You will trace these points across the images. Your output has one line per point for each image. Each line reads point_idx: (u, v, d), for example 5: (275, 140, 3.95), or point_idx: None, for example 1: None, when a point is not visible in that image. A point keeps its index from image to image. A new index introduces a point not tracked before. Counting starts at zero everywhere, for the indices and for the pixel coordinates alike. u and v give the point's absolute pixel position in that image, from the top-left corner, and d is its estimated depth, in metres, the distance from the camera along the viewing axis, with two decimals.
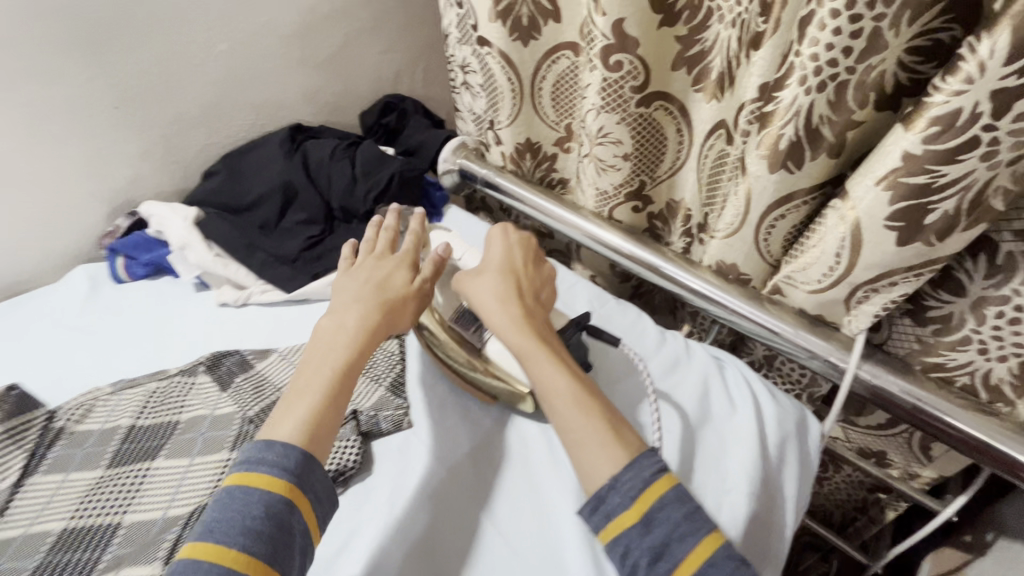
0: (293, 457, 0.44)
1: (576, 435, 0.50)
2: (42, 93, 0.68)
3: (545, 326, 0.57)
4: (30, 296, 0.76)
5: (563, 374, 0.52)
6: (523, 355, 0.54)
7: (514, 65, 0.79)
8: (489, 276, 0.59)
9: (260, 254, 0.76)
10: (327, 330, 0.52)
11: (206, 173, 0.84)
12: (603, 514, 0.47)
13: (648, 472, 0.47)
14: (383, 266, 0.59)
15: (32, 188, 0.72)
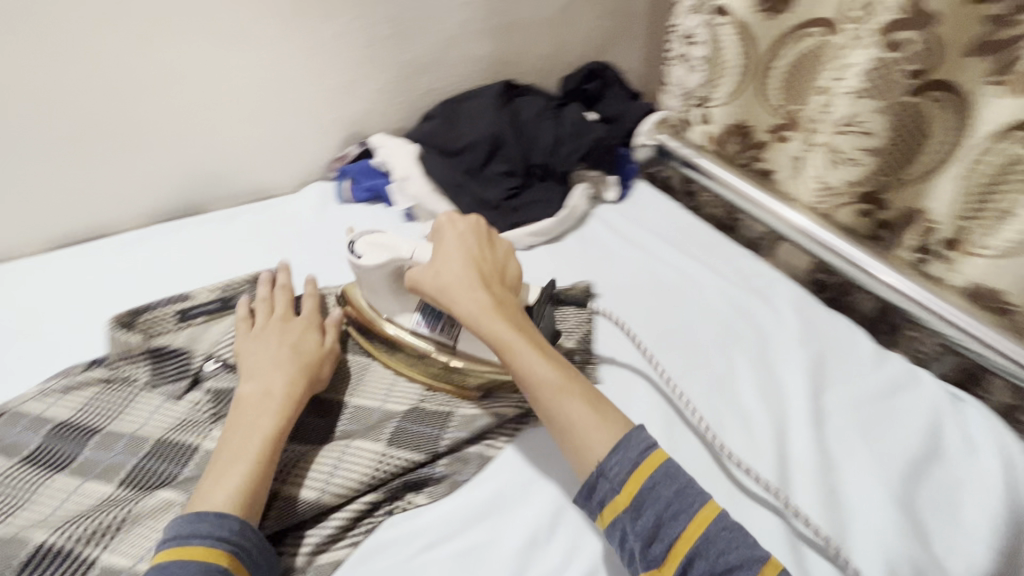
0: (230, 523, 0.41)
1: (573, 427, 0.46)
2: (318, 27, 0.78)
3: (512, 308, 0.52)
4: (272, 202, 0.88)
5: (547, 366, 0.47)
6: (501, 348, 0.49)
7: (749, 38, 0.73)
8: (455, 264, 0.52)
9: (466, 196, 0.81)
10: (249, 401, 0.49)
11: (423, 118, 0.91)
12: (598, 500, 0.44)
13: (634, 454, 0.44)
14: (286, 334, 0.55)
15: (293, 110, 0.83)
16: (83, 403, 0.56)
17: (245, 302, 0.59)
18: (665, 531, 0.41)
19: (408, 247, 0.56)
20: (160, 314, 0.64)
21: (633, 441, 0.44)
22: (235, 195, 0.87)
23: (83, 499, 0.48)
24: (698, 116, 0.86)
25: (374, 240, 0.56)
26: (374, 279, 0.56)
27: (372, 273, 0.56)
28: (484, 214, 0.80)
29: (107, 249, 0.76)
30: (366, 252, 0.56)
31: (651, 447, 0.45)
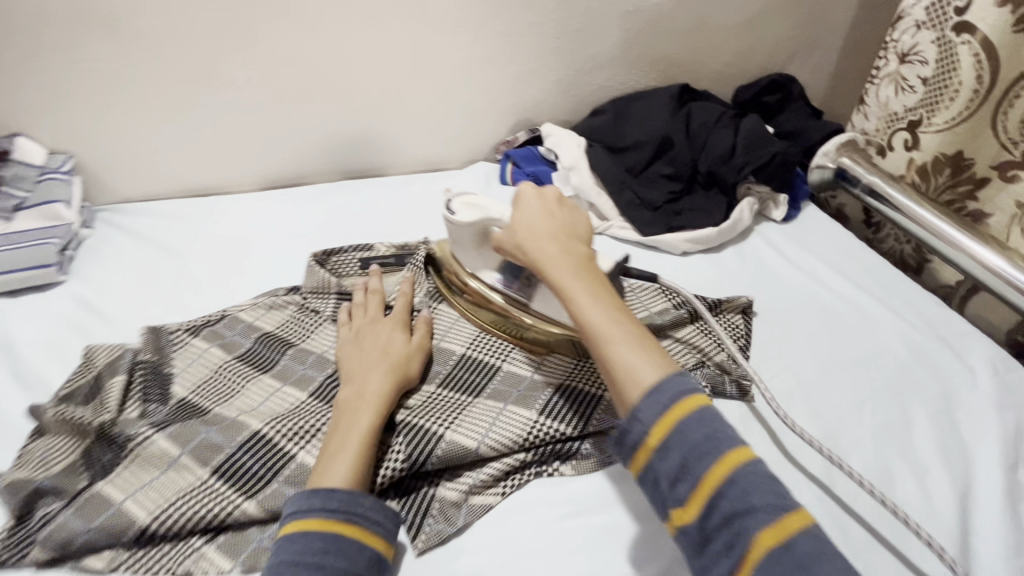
0: (338, 496, 0.44)
1: (621, 373, 0.42)
2: (519, 16, 0.82)
3: (579, 254, 0.49)
4: (438, 174, 0.95)
5: (600, 310, 0.45)
6: (561, 294, 0.47)
7: (993, 61, 0.66)
8: (535, 220, 0.51)
9: (629, 193, 0.81)
10: (348, 398, 0.51)
11: (592, 112, 0.93)
12: (629, 448, 0.40)
13: (666, 398, 0.39)
14: (374, 336, 0.57)
15: (478, 92, 0.89)
16: (282, 322, 0.65)
17: (344, 310, 0.62)
18: (689, 472, 0.37)
19: (497, 208, 0.56)
20: (343, 259, 0.72)
21: (666, 386, 0.40)
22: (410, 165, 0.95)
23: (286, 398, 0.56)
24: (901, 142, 0.79)
25: (468, 200, 0.57)
26: (463, 237, 0.58)
27: (463, 231, 0.57)
28: (644, 214, 0.80)
29: (304, 197, 0.87)
30: (461, 211, 0.57)
31: (690, 392, 0.40)
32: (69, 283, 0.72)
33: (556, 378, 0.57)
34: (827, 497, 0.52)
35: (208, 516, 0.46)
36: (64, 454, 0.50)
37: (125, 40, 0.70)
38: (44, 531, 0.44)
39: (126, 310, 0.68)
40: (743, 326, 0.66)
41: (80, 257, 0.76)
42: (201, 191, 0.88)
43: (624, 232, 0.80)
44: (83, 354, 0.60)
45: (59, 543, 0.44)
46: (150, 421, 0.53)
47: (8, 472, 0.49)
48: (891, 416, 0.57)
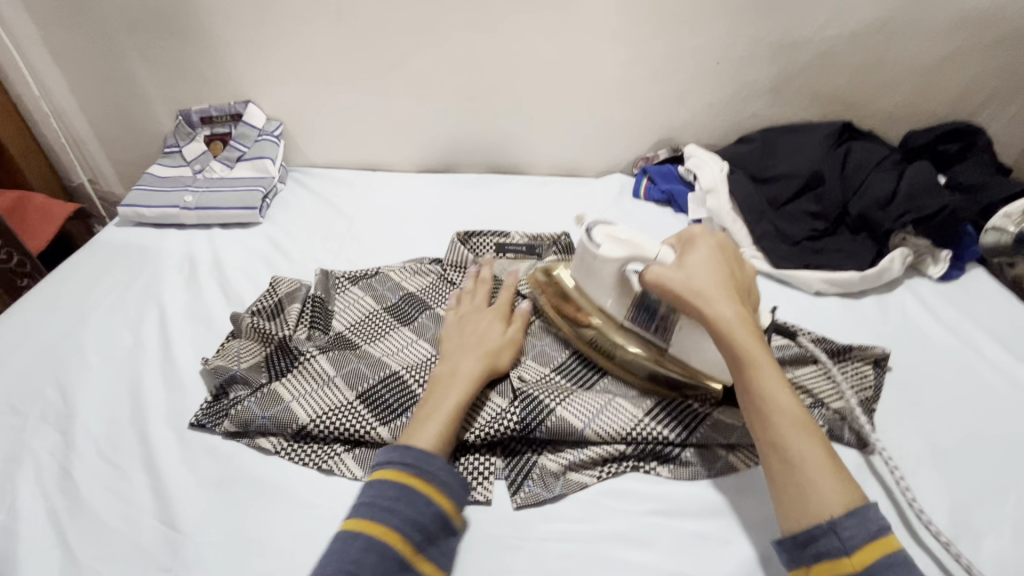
0: (415, 454, 0.47)
1: (807, 469, 0.42)
2: (683, 39, 0.84)
3: (756, 330, 0.49)
4: (575, 178, 1.00)
5: (786, 398, 0.45)
6: (742, 364, 0.47)
7: None
8: (718, 281, 0.51)
9: (767, 223, 0.80)
10: (443, 375, 0.55)
11: (740, 138, 0.92)
12: (810, 552, 0.41)
13: (868, 530, 0.39)
14: (475, 323, 0.61)
15: (628, 107, 0.92)
16: (423, 285, 0.74)
17: (454, 296, 0.67)
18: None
19: (651, 246, 0.56)
20: (481, 242, 0.79)
21: (872, 517, 0.40)
22: (550, 167, 1.01)
23: (420, 349, 0.64)
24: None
25: (616, 235, 0.57)
26: (605, 271, 0.57)
27: (608, 265, 0.57)
28: (779, 246, 0.78)
29: (453, 183, 0.97)
30: (605, 243, 0.57)
31: (887, 531, 0.40)
32: (264, 224, 0.88)
33: (664, 387, 0.59)
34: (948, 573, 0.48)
35: (349, 429, 0.55)
36: (252, 355, 0.62)
37: (343, 34, 0.85)
38: (234, 410, 0.56)
39: (303, 254, 0.82)
40: (873, 377, 0.62)
41: (274, 205, 0.92)
42: (371, 165, 1.02)
43: (754, 261, 0.78)
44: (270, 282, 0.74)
45: (243, 421, 0.55)
46: (315, 344, 0.64)
47: (212, 359, 0.62)
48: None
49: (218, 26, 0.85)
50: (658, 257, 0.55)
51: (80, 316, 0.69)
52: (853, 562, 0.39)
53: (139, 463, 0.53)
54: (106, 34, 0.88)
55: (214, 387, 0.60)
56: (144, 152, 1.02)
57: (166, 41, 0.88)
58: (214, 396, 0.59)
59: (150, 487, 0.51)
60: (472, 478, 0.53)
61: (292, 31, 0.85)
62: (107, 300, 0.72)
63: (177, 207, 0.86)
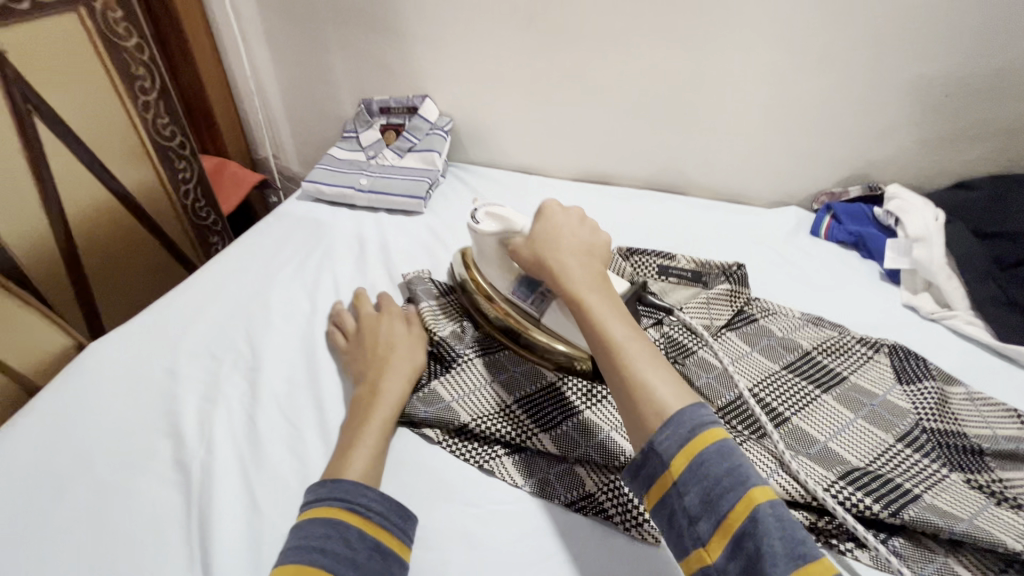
0: (342, 484, 0.46)
1: (643, 399, 0.42)
2: (904, 65, 0.75)
3: (596, 273, 0.53)
4: (742, 207, 0.93)
5: (609, 323, 0.48)
6: (575, 306, 0.50)
7: None
8: (562, 232, 0.56)
9: (993, 287, 0.67)
10: (364, 394, 0.55)
11: (958, 185, 0.79)
12: (645, 479, 0.41)
13: (688, 427, 0.40)
14: (375, 331, 0.61)
15: (820, 136, 0.84)
16: None
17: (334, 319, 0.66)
18: (714, 508, 0.37)
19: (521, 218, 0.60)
20: (645, 260, 0.76)
21: (686, 415, 0.40)
22: (714, 192, 0.95)
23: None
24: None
25: (493, 211, 0.61)
26: (486, 246, 0.61)
27: (486, 239, 0.61)
28: (1010, 317, 0.65)
29: (610, 196, 0.94)
30: (484, 220, 0.61)
31: (708, 424, 0.40)
32: (425, 214, 0.91)
33: (855, 456, 0.53)
34: None
35: (510, 434, 0.54)
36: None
37: (530, 37, 0.86)
38: None
39: (461, 247, 0.83)
40: None
41: (435, 197, 0.95)
42: (527, 170, 1.03)
43: (973, 329, 0.67)
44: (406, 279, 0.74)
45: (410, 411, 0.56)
46: (468, 344, 0.63)
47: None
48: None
49: (415, 24, 0.90)
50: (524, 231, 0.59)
51: (267, 277, 0.75)
52: (679, 472, 0.39)
53: (312, 426, 0.56)
54: (314, 25, 0.96)
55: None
56: (324, 136, 1.11)
57: (365, 36, 0.94)
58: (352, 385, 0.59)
59: (321, 451, 0.53)
60: (635, 512, 0.48)
61: (481, 32, 0.88)
62: (289, 266, 0.78)
63: (352, 188, 0.91)
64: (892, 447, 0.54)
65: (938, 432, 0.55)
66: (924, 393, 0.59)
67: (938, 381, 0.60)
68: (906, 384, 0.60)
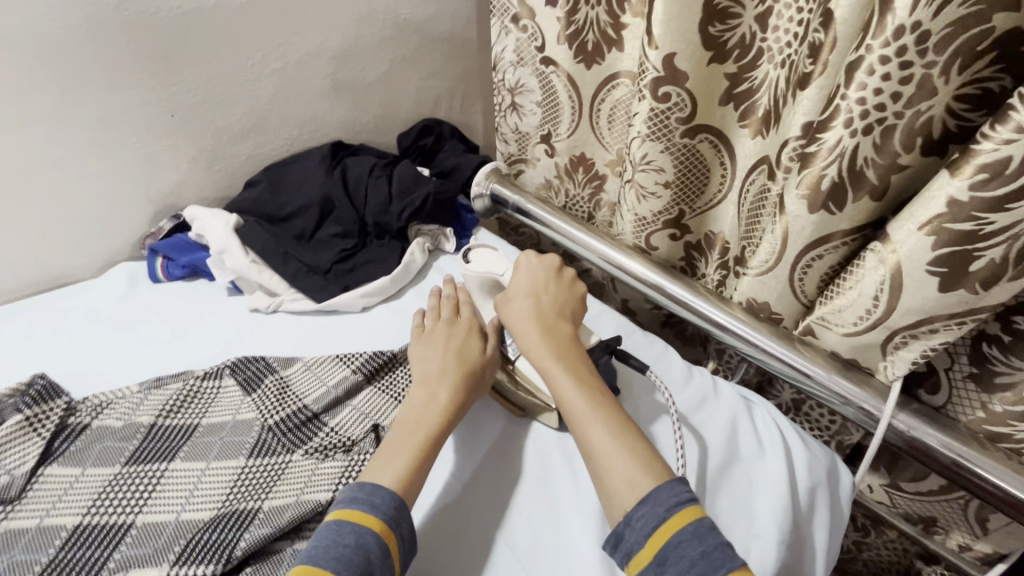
0: (383, 494, 0.47)
1: (615, 481, 0.48)
2: (105, 98, 0.72)
3: (564, 340, 0.58)
4: (67, 287, 0.80)
5: (580, 399, 0.52)
6: (563, 408, 0.53)
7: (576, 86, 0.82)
8: (516, 297, 0.61)
9: (295, 262, 0.78)
10: (416, 401, 0.55)
11: (247, 183, 0.87)
12: (624, 552, 0.45)
13: (664, 507, 0.44)
14: (456, 336, 0.61)
15: (82, 187, 0.75)
16: None
17: (420, 313, 0.66)
18: None
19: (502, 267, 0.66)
20: None
21: (661, 494, 0.45)
22: (26, 281, 0.78)
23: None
24: (543, 152, 0.94)
25: (479, 252, 0.69)
26: (474, 284, 0.67)
27: (473, 278, 0.67)
28: (313, 280, 0.77)
29: None
30: (474, 260, 0.68)
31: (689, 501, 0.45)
32: None
33: (210, 507, 0.50)
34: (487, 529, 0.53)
35: None
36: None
37: None
38: None
39: None
40: None
41: None
42: None
43: (297, 303, 0.75)
44: None
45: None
46: None
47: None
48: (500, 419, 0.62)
49: None
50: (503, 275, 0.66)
51: None
52: (654, 555, 0.43)
53: None
54: None
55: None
56: None
57: None
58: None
59: None
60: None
61: None
62: None
63: None
64: (245, 468, 0.54)
65: (279, 423, 0.58)
66: (265, 392, 0.62)
67: (275, 371, 0.64)
68: (251, 394, 0.62)
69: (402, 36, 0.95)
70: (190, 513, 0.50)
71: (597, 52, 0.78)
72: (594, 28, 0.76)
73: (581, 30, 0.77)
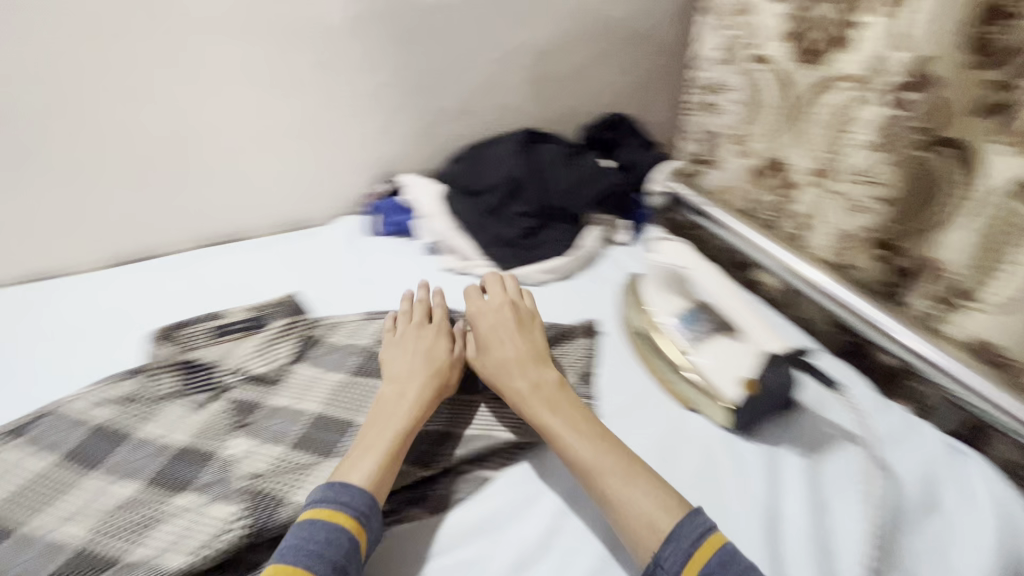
0: (353, 493, 0.49)
1: (641, 526, 0.48)
2: (362, 76, 0.87)
3: (541, 363, 0.62)
4: (304, 230, 0.96)
5: (593, 440, 0.54)
6: (564, 446, 0.54)
7: (785, 86, 0.78)
8: (478, 313, 0.68)
9: (485, 232, 0.87)
10: (388, 397, 0.58)
11: (451, 159, 0.98)
12: None
13: (688, 542, 0.45)
14: (425, 344, 0.65)
15: (331, 149, 0.91)
16: (116, 407, 0.61)
17: (392, 315, 0.70)
18: None
19: (691, 261, 0.66)
20: (197, 329, 0.70)
21: (686, 529, 0.46)
22: (273, 224, 0.95)
23: (31, 466, 0.55)
24: (732, 153, 0.90)
25: (671, 242, 0.69)
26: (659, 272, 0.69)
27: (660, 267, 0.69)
28: (501, 251, 0.86)
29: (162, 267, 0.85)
30: (663, 249, 0.69)
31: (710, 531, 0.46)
32: None
33: None
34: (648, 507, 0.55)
35: None
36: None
37: None
38: None
39: None
40: (588, 346, 0.70)
41: None
42: (45, 274, 0.83)
43: (485, 269, 0.85)
44: None
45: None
46: None
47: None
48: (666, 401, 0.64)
49: None
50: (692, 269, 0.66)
51: None
52: None
53: None
54: None
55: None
56: None
57: None
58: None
59: None
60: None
61: None
62: None
63: None
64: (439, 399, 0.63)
65: (467, 368, 0.67)
66: None
67: (464, 324, 0.73)
68: None
69: (605, 34, 0.99)
70: None
71: (820, 51, 0.72)
72: (822, 27, 0.71)
73: (806, 31, 0.73)
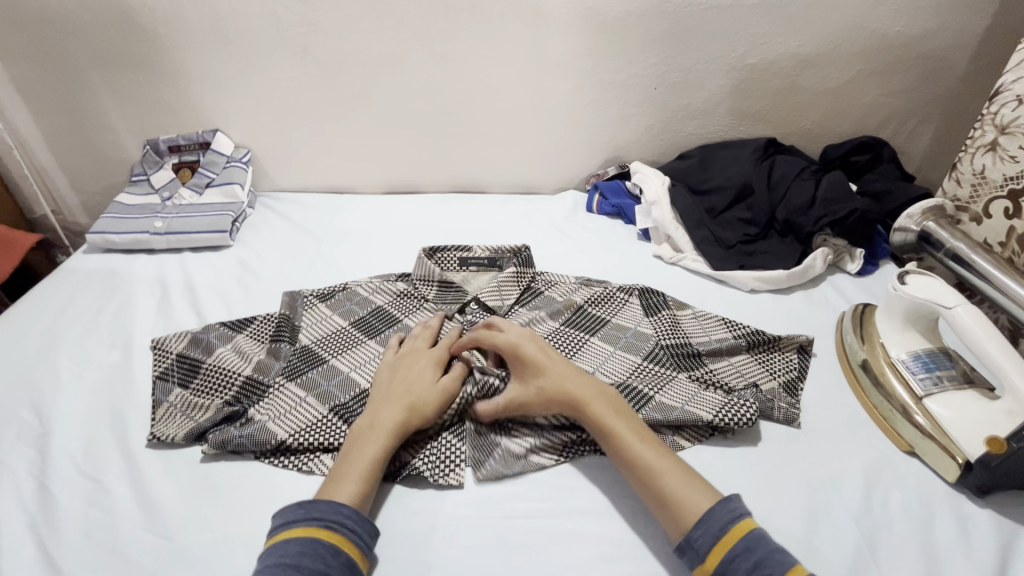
0: (321, 509, 0.50)
1: (681, 513, 0.50)
2: (623, 68, 0.93)
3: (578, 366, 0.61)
4: (531, 195, 1.07)
5: (646, 446, 0.55)
6: (636, 464, 0.54)
7: None
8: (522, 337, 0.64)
9: (705, 230, 0.89)
10: (362, 427, 0.57)
11: (680, 155, 1.02)
12: (688, 562, 0.49)
13: (717, 527, 0.48)
14: (409, 369, 0.62)
15: (576, 129, 1.00)
16: (390, 298, 0.77)
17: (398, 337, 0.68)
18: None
19: (951, 299, 0.60)
20: (445, 255, 0.81)
21: (716, 515, 0.49)
22: (510, 185, 1.08)
23: (334, 322, 0.73)
24: (1000, 210, 0.80)
25: (922, 275, 0.65)
26: (900, 305, 0.65)
27: (903, 300, 0.65)
28: (717, 250, 0.87)
29: (421, 202, 1.03)
30: (911, 282, 0.65)
31: (737, 518, 0.49)
32: (234, 248, 0.91)
33: (616, 378, 0.67)
34: (851, 525, 0.54)
35: (330, 440, 0.59)
36: (223, 382, 0.64)
37: (309, 66, 0.90)
38: (214, 431, 0.59)
39: (273, 274, 0.85)
40: (797, 363, 0.69)
41: (243, 229, 0.95)
42: (340, 189, 1.07)
43: (696, 264, 0.87)
44: (151, 345, 0.69)
45: (228, 438, 0.58)
46: (280, 367, 0.66)
47: (183, 389, 0.64)
48: (884, 444, 0.61)
49: (189, 59, 0.89)
50: (946, 305, 0.60)
51: (51, 340, 0.72)
52: (714, 567, 0.47)
53: (121, 477, 0.57)
54: (75, 68, 0.91)
55: (184, 414, 0.62)
56: (112, 182, 1.05)
57: (132, 74, 0.91)
58: (154, 402, 0.63)
59: (131, 497, 0.55)
60: (446, 464, 0.58)
61: (255, 62, 0.90)
62: (79, 323, 0.75)
63: (147, 232, 0.89)
64: (642, 364, 0.69)
65: (671, 346, 0.71)
66: (661, 320, 0.75)
67: (672, 308, 0.77)
68: (650, 316, 0.76)
69: (882, 49, 0.93)
70: (607, 375, 0.67)
71: None
72: None
73: None
